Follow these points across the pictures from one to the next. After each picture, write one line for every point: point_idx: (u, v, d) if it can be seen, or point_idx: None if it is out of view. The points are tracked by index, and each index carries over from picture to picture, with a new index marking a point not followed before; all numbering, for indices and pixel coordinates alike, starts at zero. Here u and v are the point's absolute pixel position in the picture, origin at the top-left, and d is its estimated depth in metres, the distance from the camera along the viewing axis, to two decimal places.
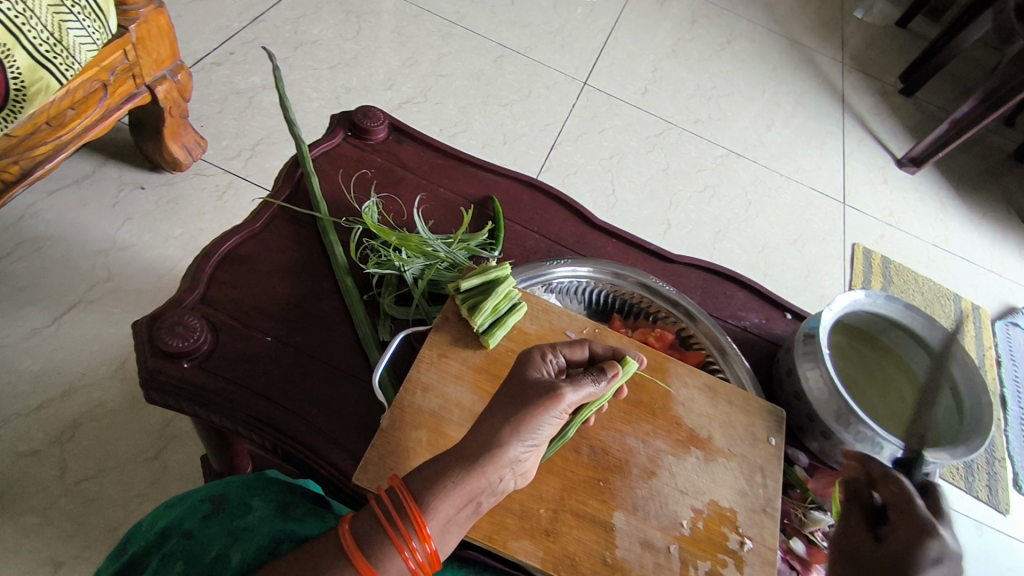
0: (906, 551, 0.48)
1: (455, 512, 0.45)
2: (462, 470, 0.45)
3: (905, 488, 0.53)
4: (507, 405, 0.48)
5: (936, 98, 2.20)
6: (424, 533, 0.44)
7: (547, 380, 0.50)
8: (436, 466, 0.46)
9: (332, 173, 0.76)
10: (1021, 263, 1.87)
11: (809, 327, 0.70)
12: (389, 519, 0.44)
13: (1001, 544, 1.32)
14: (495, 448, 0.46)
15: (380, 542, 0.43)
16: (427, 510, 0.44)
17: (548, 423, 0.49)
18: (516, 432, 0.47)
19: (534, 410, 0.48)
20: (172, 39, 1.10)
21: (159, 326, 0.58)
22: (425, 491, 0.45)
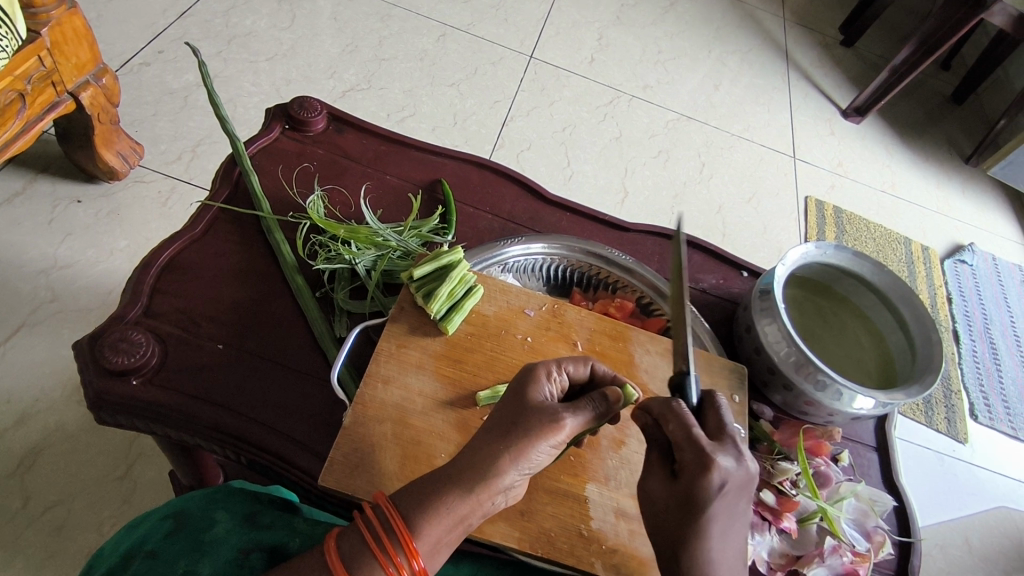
0: (690, 494, 0.45)
1: (446, 533, 0.43)
2: (456, 491, 0.44)
3: (684, 414, 0.47)
4: (502, 426, 0.47)
5: (876, 47, 2.25)
6: (413, 551, 0.42)
7: (547, 402, 0.48)
8: (429, 486, 0.44)
9: (273, 169, 0.74)
10: (965, 202, 1.94)
11: (764, 283, 0.71)
12: (377, 537, 0.42)
13: (963, 472, 1.38)
14: (492, 473, 0.44)
15: (368, 563, 0.41)
16: (418, 528, 0.42)
17: (546, 449, 0.47)
18: (513, 458, 0.45)
19: (533, 434, 0.46)
20: (90, 41, 1.04)
21: (102, 344, 0.56)
22: (417, 511, 0.43)
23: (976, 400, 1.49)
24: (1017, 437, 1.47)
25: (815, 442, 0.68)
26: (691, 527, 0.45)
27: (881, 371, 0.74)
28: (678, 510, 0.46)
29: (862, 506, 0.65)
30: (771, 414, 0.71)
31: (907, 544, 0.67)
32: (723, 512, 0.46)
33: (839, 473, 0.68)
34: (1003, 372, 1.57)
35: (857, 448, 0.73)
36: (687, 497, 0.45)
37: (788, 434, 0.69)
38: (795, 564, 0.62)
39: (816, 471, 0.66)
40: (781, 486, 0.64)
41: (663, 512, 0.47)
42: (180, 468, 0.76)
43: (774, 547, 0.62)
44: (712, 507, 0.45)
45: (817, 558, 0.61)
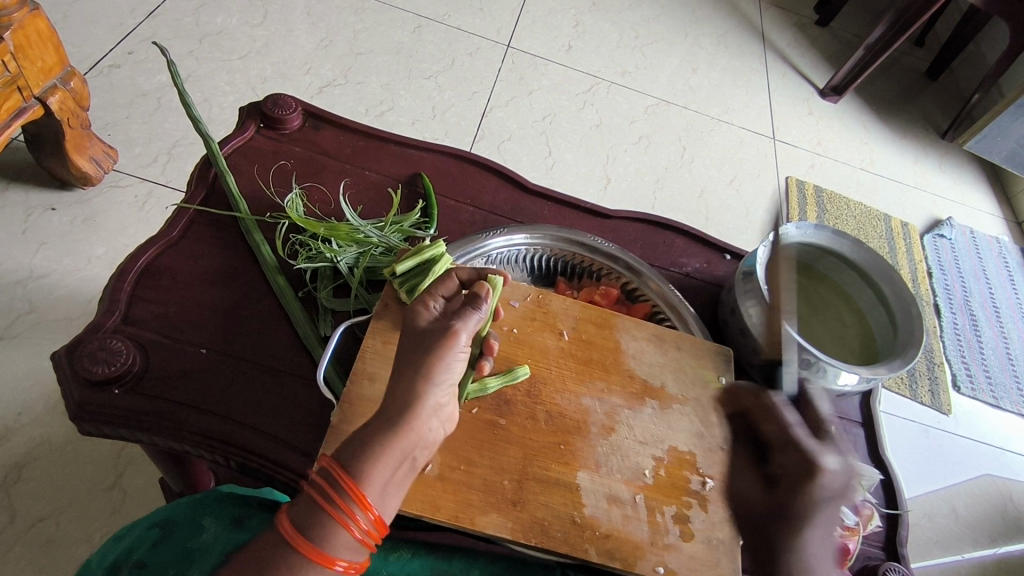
0: (790, 500, 0.47)
1: (392, 474, 0.43)
2: (384, 427, 0.43)
3: (782, 413, 0.50)
4: (413, 356, 0.47)
5: (850, 25, 2.26)
6: (366, 502, 0.41)
7: (441, 322, 0.49)
8: (363, 433, 0.43)
9: (249, 169, 0.72)
10: (942, 176, 1.96)
11: (746, 265, 0.71)
12: (327, 498, 0.41)
13: (947, 443, 1.41)
14: (415, 399, 0.45)
15: (323, 524, 0.40)
16: (365, 477, 0.42)
17: (455, 361, 0.48)
18: (427, 380, 0.45)
19: (443, 353, 0.47)
20: (56, 44, 1.02)
21: (81, 355, 0.55)
22: (361, 461, 0.42)
23: (957, 370, 1.52)
24: (998, 406, 1.50)
25: None
26: (779, 519, 0.47)
27: (863, 348, 0.75)
28: (779, 516, 0.48)
29: None
30: None
31: (895, 516, 0.68)
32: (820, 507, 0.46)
33: None
34: (983, 343, 1.60)
35: (843, 424, 0.74)
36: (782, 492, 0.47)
37: None
38: None
39: None
40: None
41: (761, 514, 0.50)
42: (168, 475, 0.76)
43: None
44: (817, 513, 0.46)
45: None
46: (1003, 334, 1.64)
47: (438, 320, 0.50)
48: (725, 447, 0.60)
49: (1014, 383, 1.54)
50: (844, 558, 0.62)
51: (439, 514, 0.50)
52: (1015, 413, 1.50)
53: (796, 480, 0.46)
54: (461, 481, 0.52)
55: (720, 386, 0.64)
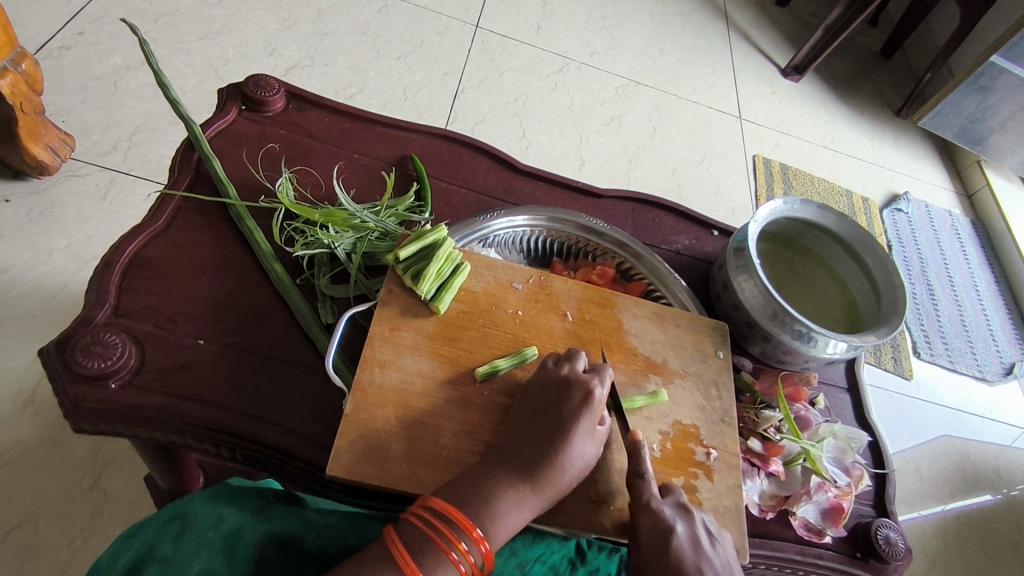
0: (656, 548, 0.50)
1: (503, 526, 0.47)
2: (500, 489, 0.48)
3: (637, 465, 0.54)
4: (541, 432, 0.51)
5: (809, 5, 2.31)
6: (477, 538, 0.45)
7: (585, 396, 0.52)
8: (482, 487, 0.48)
9: (234, 153, 0.70)
10: (898, 152, 2.04)
11: (737, 240, 0.73)
12: (435, 529, 0.45)
13: (909, 406, 1.48)
14: (539, 471, 0.49)
15: (430, 551, 0.44)
16: (476, 517, 0.46)
17: (588, 442, 0.51)
18: (563, 456, 0.50)
19: (571, 442, 0.50)
20: (4, 23, 0.96)
21: (72, 349, 0.52)
22: (472, 503, 0.47)
23: (917, 337, 1.60)
24: (954, 369, 1.58)
25: (794, 388, 0.72)
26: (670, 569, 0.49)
27: (848, 317, 0.77)
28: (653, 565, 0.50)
29: (840, 444, 0.69)
30: (750, 365, 0.73)
31: (883, 475, 0.72)
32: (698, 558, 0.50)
33: (817, 415, 0.72)
34: (940, 311, 1.68)
35: (831, 391, 0.77)
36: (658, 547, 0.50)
37: (768, 383, 0.71)
38: (785, 504, 0.66)
39: (798, 415, 0.70)
40: (766, 433, 0.67)
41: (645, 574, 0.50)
42: (158, 471, 0.74)
43: (765, 490, 0.66)
44: (681, 553, 0.50)
45: (805, 496, 0.65)
46: (958, 302, 1.72)
47: (595, 408, 0.52)
48: (727, 419, 0.62)
49: (968, 348, 1.63)
50: (840, 517, 0.65)
51: None
52: (969, 375, 1.59)
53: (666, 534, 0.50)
54: None
55: (718, 360, 0.65)
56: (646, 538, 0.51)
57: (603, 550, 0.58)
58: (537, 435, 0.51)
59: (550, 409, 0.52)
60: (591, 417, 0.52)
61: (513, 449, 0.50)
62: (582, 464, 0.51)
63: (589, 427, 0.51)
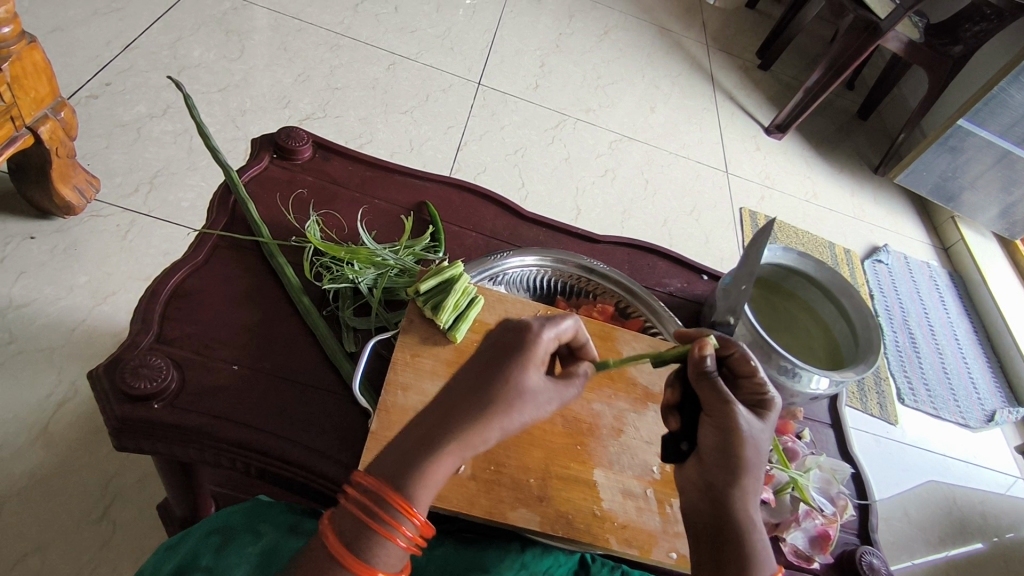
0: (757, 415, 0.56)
1: (434, 490, 0.45)
2: (430, 455, 0.44)
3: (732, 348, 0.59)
4: (478, 383, 0.47)
5: (788, 70, 2.48)
6: (409, 515, 0.43)
7: (524, 340, 0.48)
8: (410, 455, 0.44)
9: (268, 197, 0.76)
10: (876, 206, 2.15)
11: (725, 283, 0.82)
12: (366, 512, 0.43)
13: (895, 451, 1.53)
14: (470, 427, 0.45)
15: (365, 534, 0.43)
16: (404, 492, 0.43)
17: (529, 385, 0.47)
18: (496, 409, 0.46)
19: (510, 391, 0.46)
20: (50, 76, 1.05)
21: (120, 372, 0.57)
22: (401, 477, 0.44)
23: (901, 385, 1.66)
24: (938, 416, 1.63)
25: (781, 421, 0.77)
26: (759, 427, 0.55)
27: (829, 356, 0.83)
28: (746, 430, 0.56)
29: (826, 475, 0.74)
30: None
31: (866, 504, 0.76)
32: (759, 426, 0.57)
33: (804, 447, 0.77)
34: (922, 359, 1.74)
35: (816, 425, 0.82)
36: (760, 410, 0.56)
37: None
38: (775, 530, 0.70)
39: (786, 446, 0.75)
40: None
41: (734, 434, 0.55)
42: (174, 498, 0.77)
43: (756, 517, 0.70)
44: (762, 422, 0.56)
45: (794, 523, 0.69)
46: (939, 349, 1.79)
47: (533, 352, 0.48)
48: None
49: (950, 395, 1.69)
50: (827, 543, 0.70)
51: (475, 510, 0.54)
52: (953, 421, 1.64)
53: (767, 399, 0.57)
54: (492, 480, 0.56)
55: None
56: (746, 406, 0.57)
57: (607, 565, 0.61)
58: (472, 385, 0.47)
59: (491, 362, 0.47)
60: (534, 365, 0.48)
61: (447, 405, 0.46)
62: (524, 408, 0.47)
63: (531, 371, 0.47)
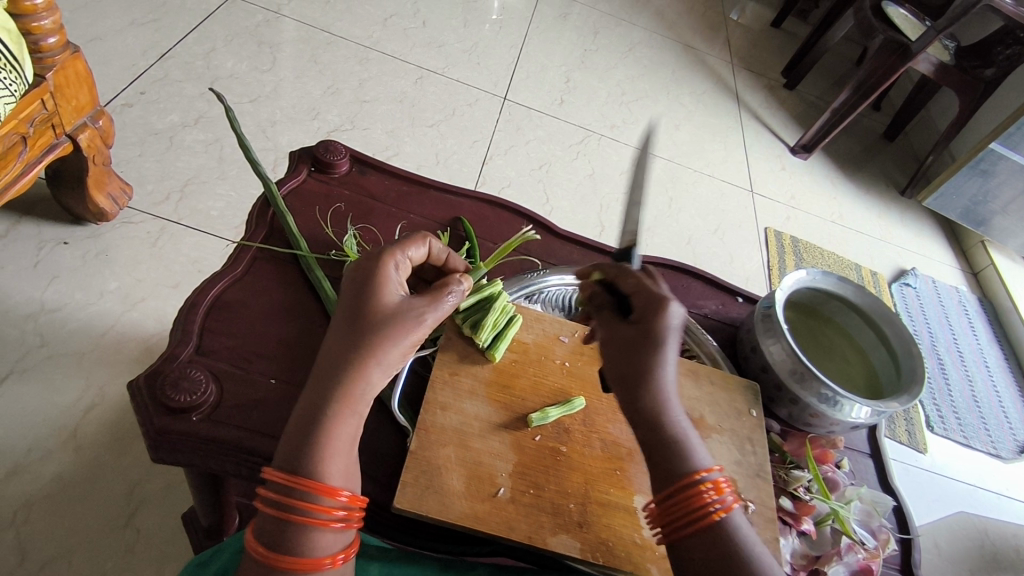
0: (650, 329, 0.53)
1: (337, 456, 0.49)
2: (323, 418, 0.49)
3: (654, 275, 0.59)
4: (340, 348, 0.51)
5: (813, 89, 2.47)
6: (329, 492, 0.47)
7: (374, 299, 0.53)
8: (301, 437, 0.48)
9: (305, 210, 0.76)
10: (904, 229, 2.12)
11: (764, 306, 0.78)
12: (283, 510, 0.46)
13: (925, 480, 1.49)
14: (346, 387, 0.50)
15: (290, 528, 0.46)
16: (312, 472, 0.47)
17: (397, 335, 0.52)
18: (365, 362, 0.50)
19: (374, 344, 0.51)
20: (91, 85, 1.07)
21: (161, 383, 0.57)
22: (300, 460, 0.48)
23: (930, 412, 1.62)
24: (968, 445, 1.59)
25: (822, 450, 0.74)
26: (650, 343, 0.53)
27: (868, 384, 0.82)
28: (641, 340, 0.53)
29: (866, 507, 0.72)
30: (778, 427, 0.77)
31: (908, 540, 0.74)
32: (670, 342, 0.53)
33: (844, 478, 0.74)
34: (951, 386, 1.70)
35: (855, 455, 0.80)
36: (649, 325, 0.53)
37: (796, 444, 0.74)
38: (816, 563, 0.66)
39: (825, 476, 0.72)
40: (796, 492, 0.70)
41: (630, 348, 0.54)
42: (202, 509, 0.77)
43: (796, 548, 0.67)
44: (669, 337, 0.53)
45: (836, 556, 0.66)
46: (968, 376, 1.75)
47: (382, 301, 0.53)
48: (762, 475, 0.65)
49: (981, 424, 1.65)
50: None
51: (515, 534, 0.53)
52: (984, 451, 1.60)
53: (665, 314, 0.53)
54: (531, 504, 0.55)
55: (751, 418, 0.69)
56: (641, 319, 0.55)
57: None
58: (335, 349, 0.51)
59: (350, 318, 0.52)
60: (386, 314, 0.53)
61: (321, 375, 0.51)
62: (394, 357, 0.52)
63: (387, 321, 0.52)
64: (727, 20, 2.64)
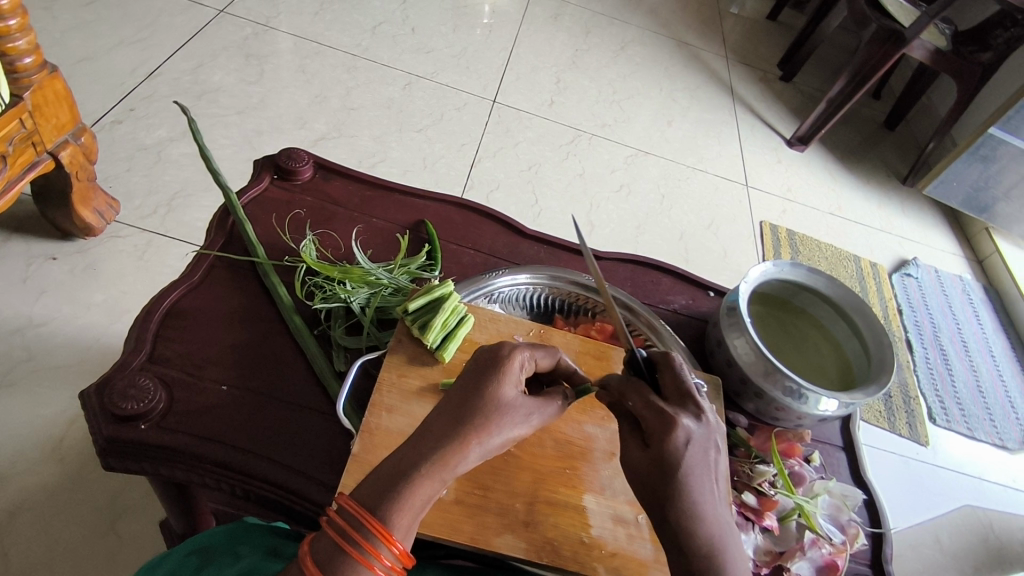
0: (662, 455, 0.47)
1: (413, 519, 0.44)
2: (414, 473, 0.44)
3: (677, 365, 0.53)
4: (456, 410, 0.48)
5: (811, 81, 2.44)
6: (388, 538, 0.42)
7: (505, 369, 0.50)
8: (389, 478, 0.44)
9: (266, 218, 0.77)
10: (905, 218, 2.08)
11: (730, 300, 0.77)
12: (345, 537, 0.42)
13: (927, 473, 1.45)
14: (450, 452, 0.45)
15: (340, 562, 0.41)
16: (387, 519, 0.42)
17: (507, 425, 0.48)
18: (472, 435, 0.46)
19: (490, 424, 0.47)
20: (71, 103, 1.09)
21: (109, 392, 0.58)
22: (381, 500, 0.43)
23: (932, 404, 1.58)
24: (972, 436, 1.56)
25: (787, 444, 0.74)
26: (671, 479, 0.47)
27: (841, 377, 0.80)
28: (658, 472, 0.47)
29: (835, 501, 0.71)
30: (745, 422, 0.76)
31: (879, 534, 0.72)
32: (698, 470, 0.47)
33: (812, 471, 0.73)
34: (954, 376, 1.67)
35: (827, 448, 0.79)
36: (660, 448, 0.47)
37: (762, 439, 0.75)
38: (779, 559, 0.66)
39: (791, 470, 0.72)
40: (760, 487, 0.68)
41: (643, 476, 0.48)
42: (173, 515, 0.78)
43: (759, 545, 0.67)
44: (684, 464, 0.47)
45: (799, 551, 0.66)
46: (973, 366, 1.72)
47: (511, 375, 0.50)
48: None
49: (986, 415, 1.61)
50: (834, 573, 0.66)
51: (457, 536, 0.53)
52: (989, 443, 1.56)
53: (676, 439, 0.47)
54: (475, 505, 0.55)
55: None
56: (649, 438, 0.49)
57: None
58: (452, 410, 0.48)
59: (472, 387, 0.49)
60: (508, 384, 0.50)
61: (427, 432, 0.47)
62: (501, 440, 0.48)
63: (509, 399, 0.49)
64: (724, 14, 2.63)
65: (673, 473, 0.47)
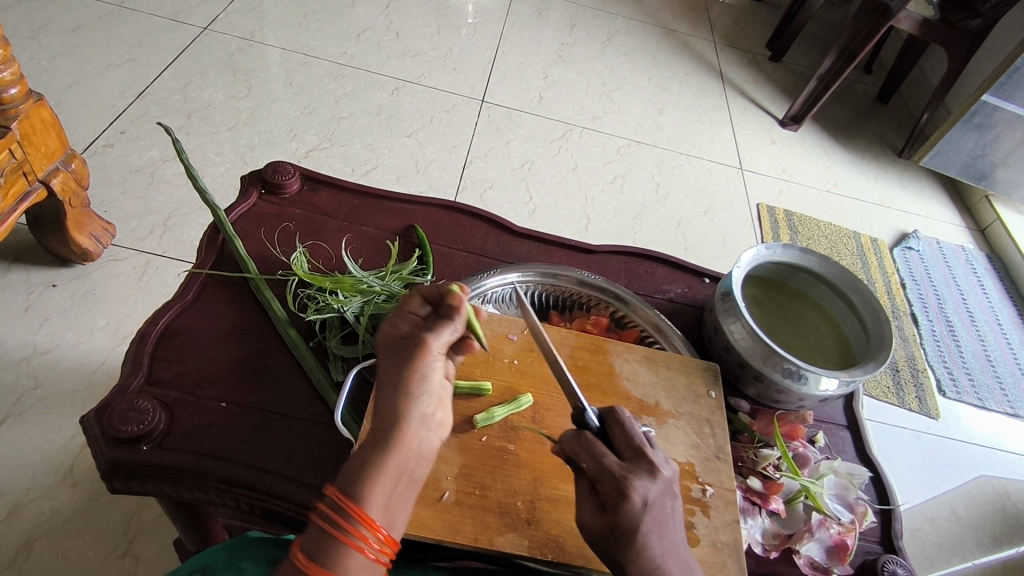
0: (619, 520, 0.48)
1: (386, 496, 0.46)
2: (373, 447, 0.47)
3: (626, 421, 0.52)
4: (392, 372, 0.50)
5: (801, 59, 2.43)
6: (369, 520, 0.44)
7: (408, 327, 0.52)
8: (358, 464, 0.46)
9: (255, 233, 0.77)
10: (903, 191, 2.06)
11: (724, 286, 0.77)
12: (333, 525, 0.43)
13: (940, 447, 1.44)
14: (398, 420, 0.48)
15: (332, 549, 0.43)
16: (363, 498, 0.44)
17: (435, 369, 0.51)
18: (409, 392, 0.49)
19: (419, 374, 0.50)
20: (58, 130, 1.09)
21: (110, 415, 0.58)
22: (355, 484, 0.45)
23: (941, 376, 1.57)
24: (983, 407, 1.55)
25: (790, 427, 0.73)
26: (629, 541, 0.47)
27: (841, 355, 0.79)
28: (612, 535, 0.48)
29: (841, 480, 0.70)
30: (747, 406, 0.75)
31: (887, 510, 0.72)
32: (658, 526, 0.48)
33: (816, 453, 0.73)
34: (961, 347, 1.66)
35: (831, 428, 0.79)
36: (616, 511, 0.48)
37: (764, 423, 0.73)
38: (789, 542, 0.66)
39: (795, 453, 0.71)
40: (765, 471, 0.69)
41: (600, 539, 0.49)
42: (188, 536, 0.78)
43: (767, 529, 0.67)
44: (643, 526, 0.48)
45: (807, 533, 0.65)
46: (980, 336, 1.70)
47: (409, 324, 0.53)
48: (722, 456, 0.65)
49: (996, 384, 1.60)
50: (844, 554, 0.65)
51: (459, 537, 0.53)
52: (1000, 412, 1.55)
53: (632, 504, 0.47)
54: (476, 507, 0.55)
55: (710, 400, 0.70)
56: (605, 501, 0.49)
57: None
58: (385, 377, 0.50)
59: (395, 349, 0.51)
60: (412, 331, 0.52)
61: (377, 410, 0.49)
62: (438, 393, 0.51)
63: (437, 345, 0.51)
64: None
65: (630, 535, 0.47)
